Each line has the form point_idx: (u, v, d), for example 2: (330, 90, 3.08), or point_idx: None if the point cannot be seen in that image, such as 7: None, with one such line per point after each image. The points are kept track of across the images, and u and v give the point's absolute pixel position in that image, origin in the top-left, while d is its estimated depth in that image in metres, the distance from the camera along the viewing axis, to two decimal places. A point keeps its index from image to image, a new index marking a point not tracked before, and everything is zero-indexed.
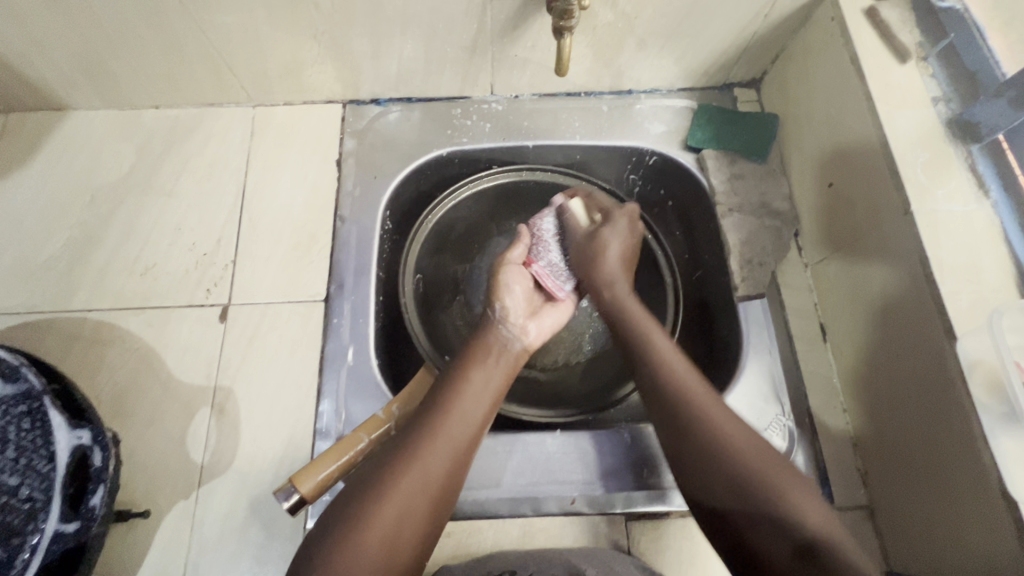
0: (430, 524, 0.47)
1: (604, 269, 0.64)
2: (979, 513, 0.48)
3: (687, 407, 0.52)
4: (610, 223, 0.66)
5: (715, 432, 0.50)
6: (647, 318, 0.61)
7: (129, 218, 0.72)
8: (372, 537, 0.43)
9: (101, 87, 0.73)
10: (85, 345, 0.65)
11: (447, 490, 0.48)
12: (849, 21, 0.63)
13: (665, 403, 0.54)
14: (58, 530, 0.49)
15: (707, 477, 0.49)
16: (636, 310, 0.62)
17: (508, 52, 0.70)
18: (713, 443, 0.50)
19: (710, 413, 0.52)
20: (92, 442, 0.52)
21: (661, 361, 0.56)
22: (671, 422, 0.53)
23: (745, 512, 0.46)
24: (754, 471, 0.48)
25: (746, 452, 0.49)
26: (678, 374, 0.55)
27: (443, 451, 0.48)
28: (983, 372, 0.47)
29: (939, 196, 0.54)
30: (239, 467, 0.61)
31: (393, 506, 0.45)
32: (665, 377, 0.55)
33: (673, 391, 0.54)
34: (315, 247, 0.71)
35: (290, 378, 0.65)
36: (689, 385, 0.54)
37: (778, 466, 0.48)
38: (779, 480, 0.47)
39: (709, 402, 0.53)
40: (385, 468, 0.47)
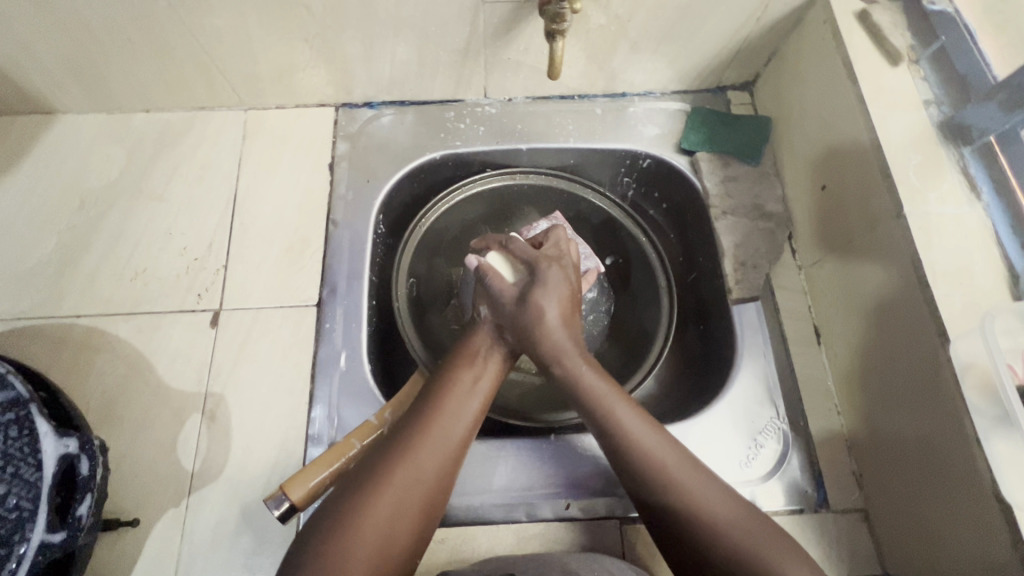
0: (426, 520, 0.46)
1: (548, 340, 0.54)
2: (974, 517, 0.48)
3: (665, 483, 0.47)
4: (541, 282, 0.56)
5: (698, 518, 0.45)
6: (605, 388, 0.52)
7: (119, 222, 0.71)
8: (366, 534, 0.43)
9: (91, 91, 0.72)
10: (74, 351, 0.65)
11: (443, 483, 0.47)
12: (841, 24, 0.63)
13: (640, 484, 0.48)
14: (43, 540, 0.47)
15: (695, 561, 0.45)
16: (591, 381, 0.52)
17: (502, 55, 0.70)
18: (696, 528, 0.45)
19: (690, 485, 0.47)
20: (79, 450, 0.51)
21: (631, 438, 0.50)
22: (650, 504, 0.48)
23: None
24: (744, 557, 0.43)
25: (733, 526, 0.45)
26: (649, 451, 0.49)
27: (436, 447, 0.48)
28: (976, 375, 0.47)
29: (931, 199, 0.55)
30: (230, 474, 0.60)
31: (385, 504, 0.44)
32: (636, 461, 0.48)
33: (647, 472, 0.48)
34: (307, 251, 0.71)
35: (282, 383, 0.64)
36: (666, 464, 0.48)
37: (771, 543, 0.44)
38: (773, 561, 0.43)
39: (688, 482, 0.47)
40: (380, 463, 0.46)
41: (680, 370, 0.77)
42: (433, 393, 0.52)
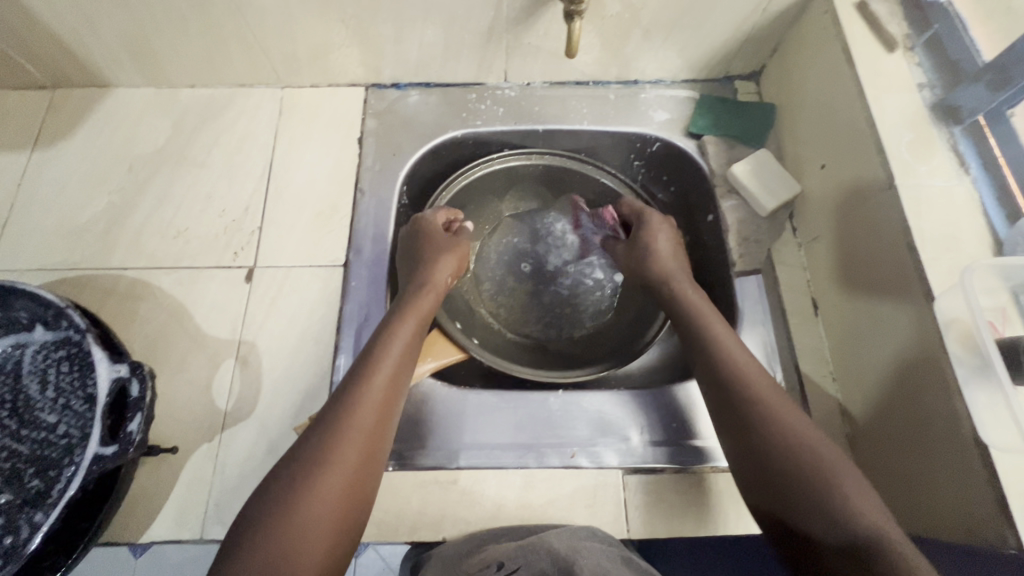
0: (362, 485, 0.52)
1: (657, 265, 0.69)
2: (952, 462, 0.51)
3: (748, 387, 0.54)
4: (646, 221, 0.73)
5: (796, 445, 0.49)
6: (726, 329, 0.60)
7: (164, 186, 0.77)
8: (302, 533, 0.47)
9: (143, 66, 0.78)
10: (120, 299, 0.70)
11: (369, 471, 0.52)
12: (840, 14, 0.67)
13: (727, 388, 0.55)
14: (98, 452, 0.51)
15: (778, 479, 0.49)
16: (699, 303, 0.64)
17: (522, 40, 0.75)
18: (802, 464, 0.48)
19: (768, 396, 0.53)
20: (131, 374, 0.55)
21: (745, 374, 0.55)
22: (755, 439, 0.51)
23: (799, 498, 0.47)
24: (813, 461, 0.48)
25: (804, 438, 0.50)
26: (736, 359, 0.56)
27: (365, 417, 0.54)
28: (958, 328, 0.51)
29: (922, 171, 0.58)
30: (260, 414, 0.65)
31: (316, 501, 0.48)
32: (715, 350, 0.58)
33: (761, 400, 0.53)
34: (336, 216, 0.76)
35: (310, 334, 0.69)
36: (776, 403, 0.53)
37: (836, 466, 0.48)
38: (839, 475, 0.47)
39: (780, 405, 0.52)
40: (307, 465, 0.50)
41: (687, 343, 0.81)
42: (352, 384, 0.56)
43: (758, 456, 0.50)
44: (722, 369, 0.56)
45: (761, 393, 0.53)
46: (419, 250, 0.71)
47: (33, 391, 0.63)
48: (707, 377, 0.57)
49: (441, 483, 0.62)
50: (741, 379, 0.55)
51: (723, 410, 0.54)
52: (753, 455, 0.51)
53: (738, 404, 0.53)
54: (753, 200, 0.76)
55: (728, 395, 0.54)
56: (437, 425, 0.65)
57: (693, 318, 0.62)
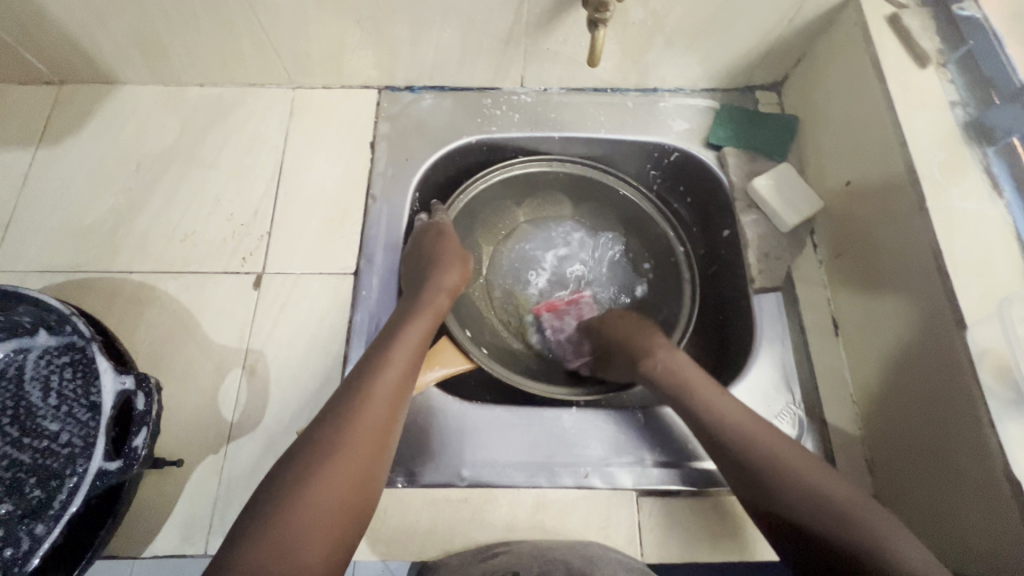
0: (373, 471, 0.51)
1: (622, 343, 0.69)
2: (977, 491, 0.50)
3: (760, 444, 0.55)
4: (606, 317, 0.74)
5: (827, 500, 0.50)
6: (715, 388, 0.60)
7: (171, 188, 0.75)
8: (310, 526, 0.46)
9: (152, 63, 0.76)
10: (126, 304, 0.69)
11: (378, 461, 0.52)
12: (871, 26, 0.65)
13: (737, 446, 0.55)
14: (101, 467, 0.50)
15: (823, 535, 0.48)
16: (678, 365, 0.63)
17: (541, 45, 0.73)
18: (843, 518, 0.49)
19: (782, 451, 0.54)
20: (137, 387, 0.53)
21: (755, 441, 0.55)
22: (789, 501, 0.51)
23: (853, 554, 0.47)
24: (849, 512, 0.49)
25: (831, 490, 0.51)
26: (734, 417, 0.57)
27: (380, 401, 0.54)
28: (992, 358, 0.50)
29: (954, 194, 0.57)
30: (267, 426, 0.63)
31: (325, 489, 0.48)
32: (711, 409, 0.58)
33: (783, 462, 0.53)
34: (347, 222, 0.74)
35: (318, 344, 0.68)
36: (797, 463, 0.53)
37: (870, 515, 0.49)
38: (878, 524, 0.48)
39: (799, 460, 0.53)
40: (321, 449, 0.50)
41: (699, 360, 0.81)
42: (363, 374, 0.56)
43: (795, 513, 0.50)
44: (727, 427, 0.56)
45: (775, 448, 0.54)
46: (434, 252, 0.69)
47: (35, 398, 0.62)
48: (718, 444, 0.56)
49: (451, 501, 0.61)
50: (754, 442, 0.55)
51: (745, 474, 0.54)
52: (785, 521, 0.51)
53: (755, 462, 0.54)
54: (775, 215, 0.74)
55: (742, 454, 0.55)
56: (449, 441, 0.64)
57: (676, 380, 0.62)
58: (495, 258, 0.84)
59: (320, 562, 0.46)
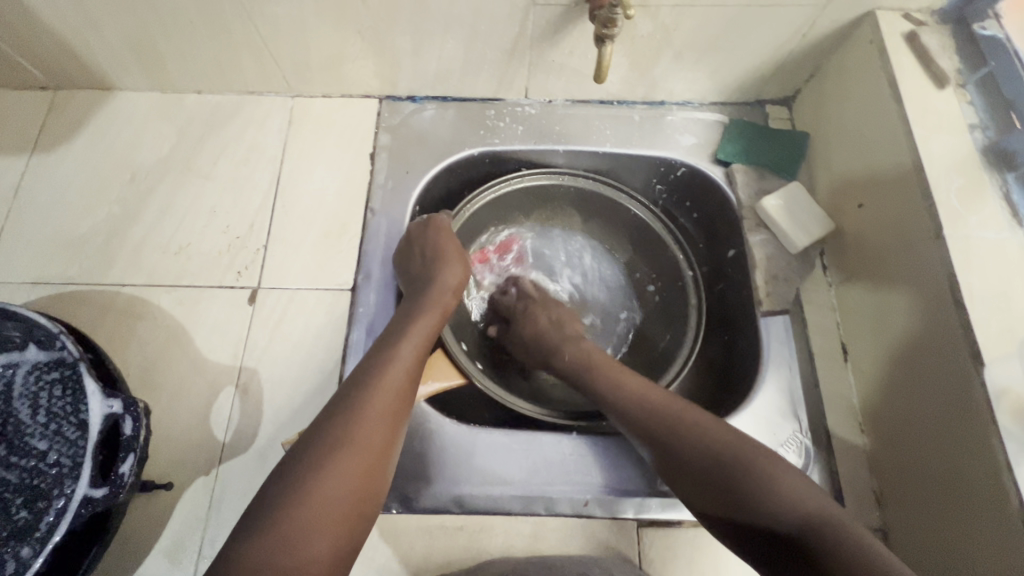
0: (377, 471, 0.49)
1: (533, 323, 0.71)
2: (990, 536, 0.48)
3: (652, 408, 0.57)
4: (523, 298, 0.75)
5: (714, 447, 0.52)
6: (615, 365, 0.63)
7: (166, 198, 0.73)
8: (310, 527, 0.44)
9: (148, 70, 0.75)
10: (118, 318, 0.67)
11: (387, 453, 0.51)
12: (888, 44, 0.63)
13: (632, 413, 0.57)
14: (87, 495, 0.48)
15: (714, 483, 0.50)
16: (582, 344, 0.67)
17: (547, 57, 0.71)
18: (728, 461, 0.50)
19: (672, 409, 0.56)
20: (124, 411, 0.51)
21: (654, 409, 0.56)
22: (681, 455, 0.53)
23: (740, 497, 0.48)
24: (735, 455, 0.51)
25: (717, 437, 0.52)
26: (628, 387, 0.60)
27: (383, 397, 0.53)
28: (1010, 399, 0.48)
29: (972, 222, 0.55)
30: (259, 448, 0.62)
31: (336, 477, 0.47)
32: (608, 381, 0.61)
33: (690, 431, 0.53)
34: (344, 236, 0.72)
35: (313, 362, 0.66)
36: (701, 429, 0.53)
37: (755, 454, 0.50)
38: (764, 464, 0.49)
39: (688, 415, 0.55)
40: (324, 449, 0.48)
41: (703, 379, 0.79)
42: (373, 365, 0.55)
43: (688, 465, 0.52)
44: (622, 397, 0.59)
45: (666, 409, 0.56)
46: (436, 247, 0.68)
47: (24, 415, 0.61)
48: (625, 417, 0.58)
49: (447, 527, 0.60)
50: (662, 416, 0.55)
51: (655, 447, 0.55)
52: (686, 475, 0.52)
53: (650, 425, 0.56)
54: (784, 236, 0.72)
55: (639, 419, 0.57)
56: (445, 467, 0.62)
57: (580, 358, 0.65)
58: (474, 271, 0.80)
59: (327, 553, 0.44)
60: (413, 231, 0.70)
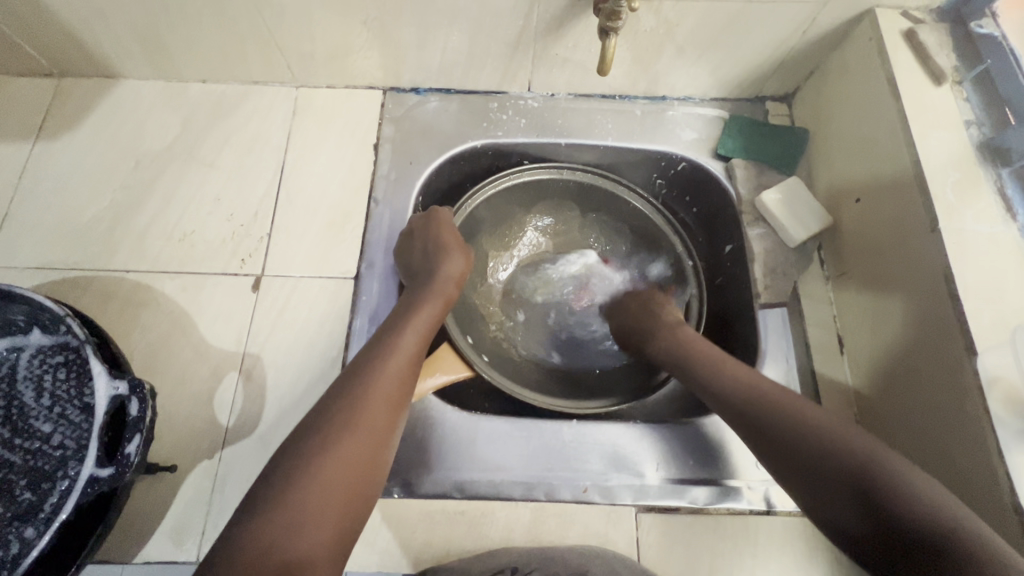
0: (379, 453, 0.50)
1: (633, 318, 0.74)
2: (983, 521, 0.49)
3: (759, 394, 0.54)
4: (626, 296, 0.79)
5: (823, 433, 0.49)
6: (714, 350, 0.62)
7: (171, 186, 0.74)
8: (313, 506, 0.45)
9: (154, 59, 0.75)
10: (122, 304, 0.68)
11: (389, 435, 0.52)
12: (886, 41, 0.64)
13: (735, 395, 0.56)
14: (93, 474, 0.49)
15: (822, 468, 0.47)
16: (682, 331, 0.67)
17: (551, 50, 0.72)
18: (838, 449, 0.47)
19: (779, 395, 0.54)
20: (129, 392, 0.52)
21: (761, 393, 0.54)
22: (787, 439, 0.50)
23: (852, 483, 0.45)
24: (848, 444, 0.47)
25: (830, 425, 0.49)
26: (732, 370, 0.58)
27: (386, 383, 0.54)
28: (1002, 387, 0.49)
29: (967, 215, 0.56)
30: (262, 432, 0.62)
31: (340, 462, 0.47)
32: (710, 363, 0.60)
33: (806, 423, 0.50)
34: (348, 225, 0.73)
35: (317, 348, 0.67)
36: (820, 422, 0.50)
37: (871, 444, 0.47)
38: (879, 454, 0.46)
39: (797, 402, 0.53)
40: (327, 431, 0.49)
41: None
42: (376, 351, 0.56)
43: (794, 451, 0.49)
44: (725, 380, 0.58)
45: (773, 394, 0.54)
46: (437, 240, 0.69)
47: (28, 398, 0.61)
48: (727, 400, 0.56)
49: (448, 512, 0.60)
50: (773, 405, 0.53)
51: (757, 432, 0.52)
52: (790, 461, 0.49)
53: (755, 408, 0.54)
54: (782, 230, 0.73)
55: (743, 401, 0.55)
56: (446, 453, 0.63)
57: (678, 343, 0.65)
58: (538, 252, 0.85)
59: (331, 538, 0.45)
60: (415, 223, 0.71)
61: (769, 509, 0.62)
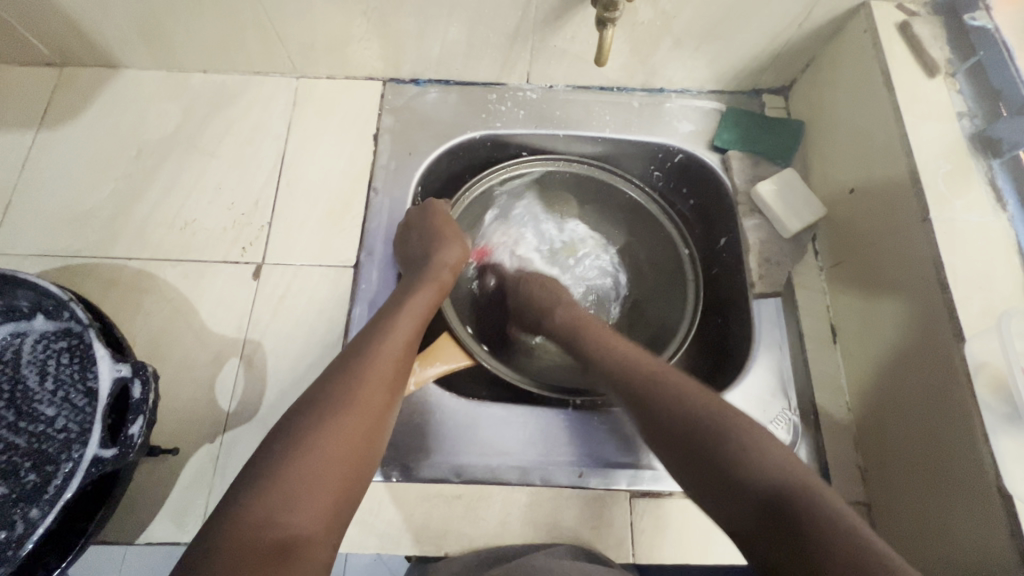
0: (374, 434, 0.51)
1: (528, 292, 0.74)
2: (969, 505, 0.50)
3: (638, 374, 0.57)
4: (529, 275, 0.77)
5: (695, 409, 0.51)
6: (604, 330, 0.66)
7: (171, 174, 0.75)
8: (309, 483, 0.45)
9: (155, 48, 0.76)
10: (124, 291, 0.68)
11: (385, 416, 0.53)
12: (882, 34, 0.65)
13: (618, 374, 0.58)
14: (97, 455, 0.50)
15: (690, 442, 0.49)
16: (576, 313, 0.69)
17: (549, 42, 0.73)
18: (706, 423, 0.49)
19: (655, 374, 0.56)
20: (133, 374, 0.53)
21: (641, 372, 0.57)
22: (661, 415, 0.52)
23: (714, 457, 0.47)
24: (715, 420, 0.50)
25: (702, 402, 0.51)
26: (615, 352, 0.61)
27: (382, 367, 0.55)
28: (988, 373, 0.50)
29: (957, 206, 0.57)
30: (263, 417, 0.63)
31: (336, 441, 0.48)
32: (598, 348, 0.63)
33: (686, 405, 0.52)
34: (348, 215, 0.74)
35: (316, 335, 0.68)
36: (702, 402, 0.52)
37: (734, 418, 0.50)
38: (741, 427, 0.49)
39: (673, 381, 0.55)
40: (324, 412, 0.50)
41: (697, 360, 0.81)
42: (373, 335, 0.57)
43: (668, 428, 0.51)
44: (609, 361, 0.60)
45: (652, 374, 0.56)
46: (435, 229, 0.70)
47: (32, 382, 0.62)
48: (612, 377, 0.59)
49: (445, 496, 0.61)
50: (652, 381, 0.55)
51: (637, 408, 0.54)
52: (663, 435, 0.51)
53: (633, 385, 0.56)
54: (777, 220, 0.73)
55: (625, 380, 0.57)
56: (444, 438, 0.64)
57: (571, 325, 0.67)
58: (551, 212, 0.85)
59: (325, 515, 0.46)
60: (413, 214, 0.71)
61: None
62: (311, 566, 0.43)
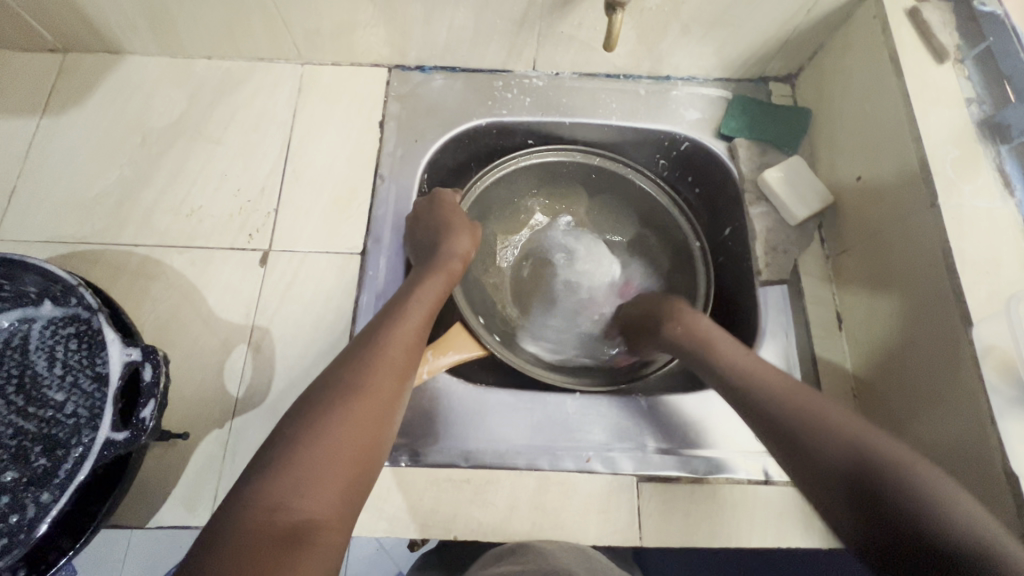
0: (384, 419, 0.51)
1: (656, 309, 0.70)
2: (978, 490, 0.51)
3: (780, 400, 0.53)
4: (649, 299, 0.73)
5: (854, 443, 0.47)
6: (735, 347, 0.61)
7: (177, 161, 0.74)
8: (320, 466, 0.46)
9: (160, 34, 0.75)
10: (131, 277, 0.68)
11: (395, 402, 0.53)
12: (891, 20, 0.65)
13: (756, 400, 0.54)
14: (109, 438, 0.50)
15: (849, 479, 0.45)
16: (705, 328, 0.64)
17: (556, 29, 0.72)
18: (868, 462, 0.45)
19: (799, 400, 0.52)
20: (144, 358, 0.53)
21: (784, 398, 0.53)
22: (813, 447, 0.48)
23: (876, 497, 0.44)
24: (880, 458, 0.45)
25: (863, 437, 0.47)
26: (749, 372, 0.57)
27: (393, 354, 0.55)
28: (997, 356, 0.50)
29: (966, 191, 0.57)
30: (272, 403, 0.63)
31: (347, 426, 0.49)
32: (730, 369, 0.58)
33: (878, 460, 0.45)
34: (354, 202, 0.74)
35: (325, 322, 0.68)
36: (860, 436, 0.47)
37: (904, 456, 0.45)
38: (909, 467, 0.44)
39: (824, 409, 0.50)
40: (334, 397, 0.50)
41: None
42: (382, 323, 0.58)
43: (820, 461, 0.47)
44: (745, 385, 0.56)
45: (797, 402, 0.52)
46: (442, 219, 0.70)
47: (41, 367, 0.62)
48: (747, 400, 0.55)
49: (454, 481, 0.61)
50: (799, 410, 0.51)
51: (781, 439, 0.51)
52: (815, 470, 0.47)
53: (774, 411, 0.52)
54: (784, 208, 0.74)
55: (764, 405, 0.53)
56: (452, 424, 0.65)
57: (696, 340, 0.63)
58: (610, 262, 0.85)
59: (335, 499, 0.46)
60: (420, 206, 0.71)
61: (768, 480, 0.63)
62: (323, 549, 0.43)
